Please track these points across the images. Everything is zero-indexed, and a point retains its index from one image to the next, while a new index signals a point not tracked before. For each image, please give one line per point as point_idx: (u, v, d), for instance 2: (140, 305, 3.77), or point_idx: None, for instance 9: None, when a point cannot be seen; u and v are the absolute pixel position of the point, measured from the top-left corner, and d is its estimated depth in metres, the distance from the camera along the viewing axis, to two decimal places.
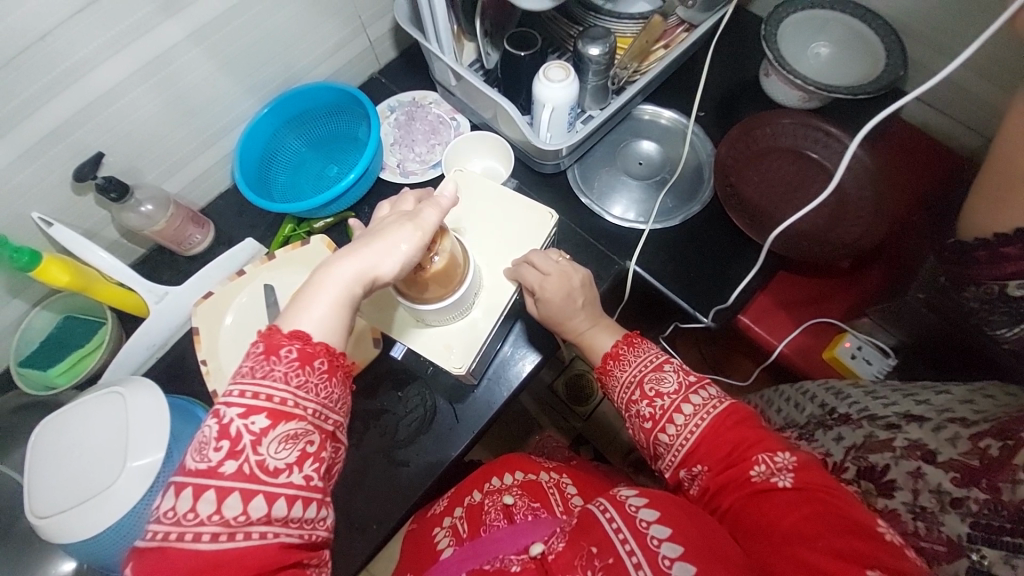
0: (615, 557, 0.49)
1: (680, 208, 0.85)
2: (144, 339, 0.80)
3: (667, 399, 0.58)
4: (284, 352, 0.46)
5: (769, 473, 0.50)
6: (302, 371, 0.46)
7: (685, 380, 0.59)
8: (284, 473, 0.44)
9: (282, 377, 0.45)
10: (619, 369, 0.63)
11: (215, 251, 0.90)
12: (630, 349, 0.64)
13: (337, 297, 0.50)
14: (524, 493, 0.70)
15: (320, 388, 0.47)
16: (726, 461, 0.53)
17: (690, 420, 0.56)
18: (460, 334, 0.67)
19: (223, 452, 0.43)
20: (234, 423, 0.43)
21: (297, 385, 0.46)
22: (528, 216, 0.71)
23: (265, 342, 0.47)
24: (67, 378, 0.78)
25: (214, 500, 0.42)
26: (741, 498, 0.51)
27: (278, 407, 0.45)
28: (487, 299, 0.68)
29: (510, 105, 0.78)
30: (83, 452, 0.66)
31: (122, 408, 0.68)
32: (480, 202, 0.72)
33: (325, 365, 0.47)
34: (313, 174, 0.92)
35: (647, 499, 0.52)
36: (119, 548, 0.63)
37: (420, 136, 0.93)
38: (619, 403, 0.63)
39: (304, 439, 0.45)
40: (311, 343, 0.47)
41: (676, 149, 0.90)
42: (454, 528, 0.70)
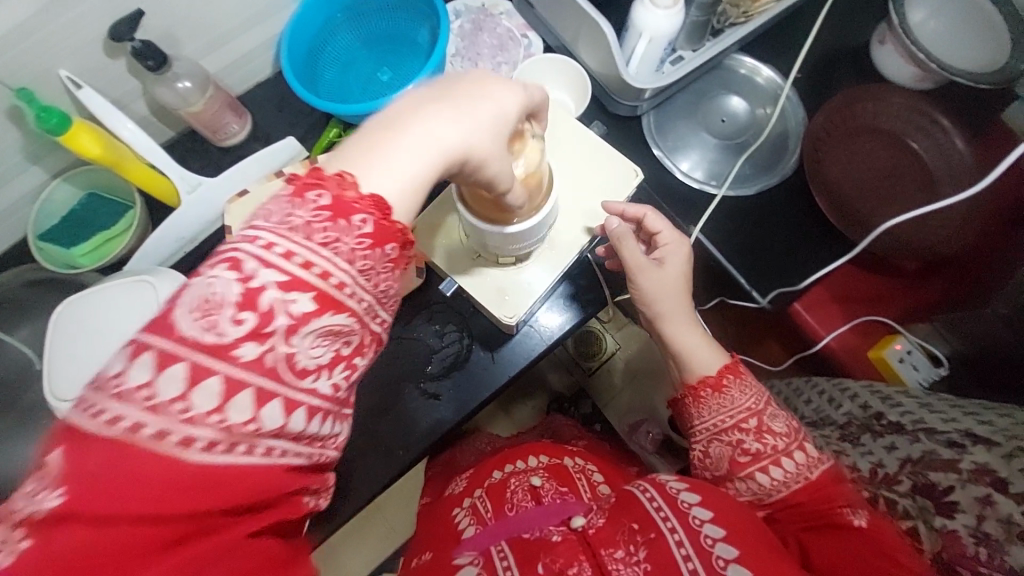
0: (657, 532, 0.53)
1: (756, 178, 0.79)
2: (173, 230, 0.74)
3: (776, 442, 0.57)
4: (309, 197, 0.31)
5: (850, 514, 0.53)
6: (370, 253, 0.32)
7: (793, 426, 0.58)
8: (313, 376, 0.31)
9: (330, 244, 0.31)
10: (727, 398, 0.59)
11: (250, 146, 0.83)
12: (737, 377, 0.60)
13: (417, 160, 0.34)
14: (551, 477, 0.68)
15: (382, 278, 0.34)
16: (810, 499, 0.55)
17: (796, 469, 0.56)
18: (517, 281, 0.64)
19: (245, 327, 0.29)
20: (267, 293, 0.29)
21: (360, 269, 0.32)
22: (609, 166, 0.65)
23: (334, 196, 0.32)
24: (92, 259, 0.73)
25: (218, 394, 0.28)
26: (813, 529, 0.54)
27: (331, 290, 0.31)
28: (552, 250, 0.64)
29: (606, 23, 0.67)
30: (111, 339, 0.63)
31: (150, 297, 0.64)
32: (559, 140, 0.66)
33: (395, 253, 0.34)
34: (363, 76, 0.83)
35: (687, 485, 0.58)
36: None
37: (487, 51, 0.84)
38: (704, 427, 0.60)
39: (344, 333, 0.33)
40: (391, 218, 0.33)
41: (767, 111, 0.81)
42: (476, 509, 0.66)
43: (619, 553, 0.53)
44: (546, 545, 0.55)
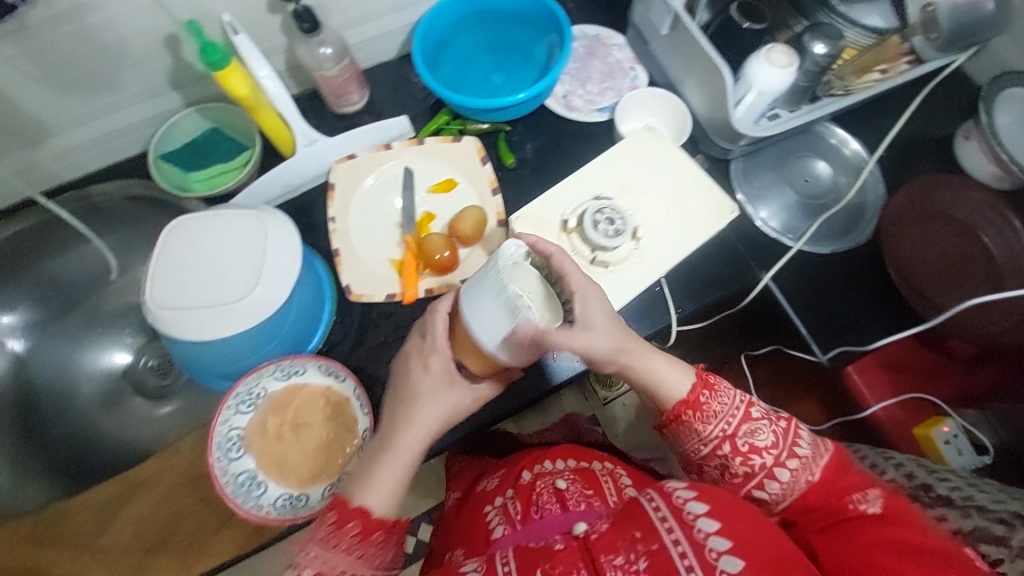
0: (659, 544, 0.50)
1: (830, 239, 0.83)
2: (284, 177, 0.79)
3: (769, 454, 0.54)
4: (349, 527, 0.52)
5: (861, 502, 0.51)
6: (363, 542, 0.52)
7: (777, 430, 0.55)
8: (356, 566, 0.51)
9: (343, 538, 0.51)
10: (712, 410, 0.56)
11: (361, 116, 0.88)
12: (708, 391, 0.57)
13: (395, 469, 0.54)
14: (578, 479, 0.66)
15: (376, 554, 0.53)
16: (817, 498, 0.52)
17: (795, 477, 0.53)
18: (608, 283, 0.63)
19: (334, 575, 0.50)
20: (319, 570, 0.50)
21: (369, 559, 0.52)
22: (710, 197, 0.66)
23: (337, 511, 0.52)
24: (205, 187, 0.78)
25: None
26: (827, 525, 0.51)
27: (350, 564, 0.51)
28: (644, 258, 0.64)
29: (725, 62, 0.71)
30: (206, 259, 0.66)
31: (259, 233, 0.67)
32: (664, 160, 0.68)
33: (381, 536, 0.53)
34: (478, 76, 0.89)
35: (695, 492, 0.53)
36: (222, 354, 0.67)
37: (596, 75, 0.90)
38: (691, 450, 0.58)
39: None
40: (371, 517, 0.52)
41: (842, 184, 0.86)
42: (506, 509, 0.64)
43: (618, 559, 0.51)
44: (547, 552, 0.54)
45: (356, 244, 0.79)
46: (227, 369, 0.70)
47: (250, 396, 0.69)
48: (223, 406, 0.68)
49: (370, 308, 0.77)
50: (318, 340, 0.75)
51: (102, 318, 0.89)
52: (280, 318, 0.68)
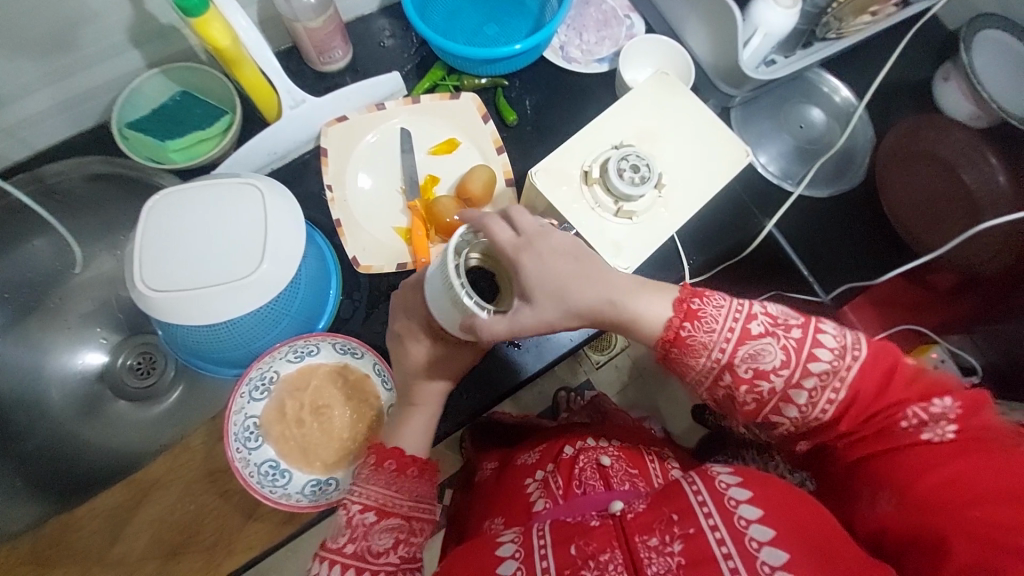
0: (697, 528, 0.45)
1: (827, 183, 0.85)
2: (270, 143, 0.72)
3: (780, 376, 0.46)
4: (386, 465, 0.53)
5: (919, 426, 0.43)
6: (401, 478, 0.53)
7: (789, 347, 0.45)
8: (393, 516, 0.51)
9: (384, 474, 0.53)
10: (704, 332, 0.46)
11: (347, 75, 0.81)
12: (704, 308, 0.47)
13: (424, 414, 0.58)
14: (621, 457, 0.66)
15: (413, 487, 0.53)
16: (858, 420, 0.45)
17: (814, 398, 0.45)
18: (634, 234, 0.63)
19: (372, 515, 0.51)
20: (358, 516, 0.51)
21: (408, 497, 0.52)
22: (725, 142, 0.66)
23: (375, 454, 0.54)
24: (182, 156, 0.71)
25: (380, 531, 0.51)
26: (875, 449, 0.44)
27: (385, 506, 0.51)
28: (668, 208, 0.64)
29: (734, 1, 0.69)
30: (199, 236, 0.60)
31: (257, 206, 0.61)
32: (681, 108, 0.67)
33: (417, 471, 0.54)
34: (469, 27, 0.83)
35: (740, 478, 0.47)
36: (227, 338, 0.63)
37: (592, 24, 0.86)
38: (690, 382, 0.49)
39: (404, 532, 0.51)
40: (406, 455, 0.54)
41: (835, 131, 0.88)
42: (547, 483, 0.64)
43: (653, 541, 0.46)
44: (581, 527, 0.49)
45: (358, 212, 0.74)
46: (229, 355, 0.65)
47: (263, 381, 0.65)
48: (235, 393, 0.63)
49: (379, 280, 0.73)
50: (328, 320, 0.69)
51: (74, 311, 0.82)
52: (288, 296, 0.63)
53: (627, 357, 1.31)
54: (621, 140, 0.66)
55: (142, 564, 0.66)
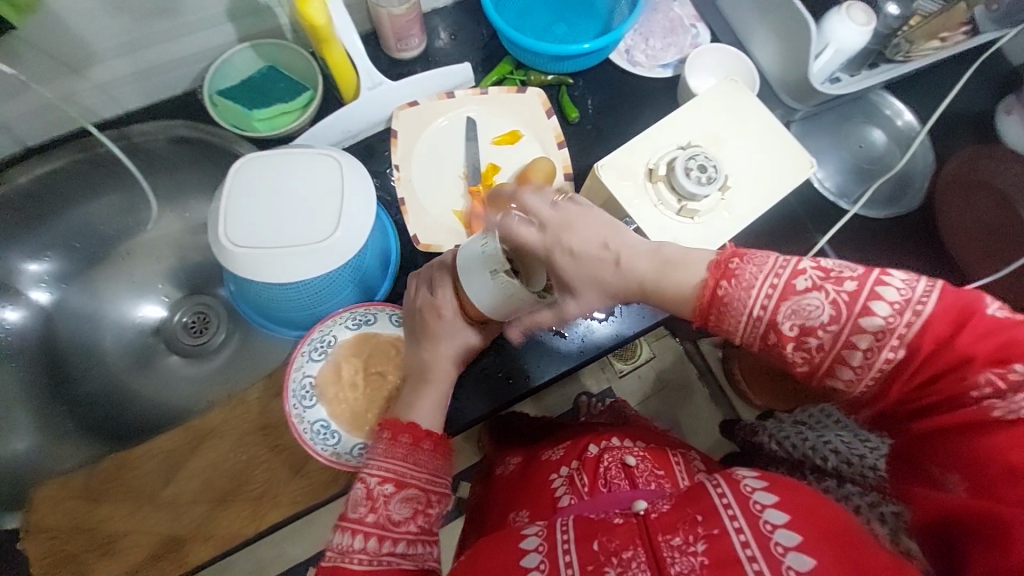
0: (721, 529, 0.42)
1: (883, 204, 0.85)
2: (345, 121, 0.75)
3: (829, 333, 0.44)
4: (404, 438, 0.54)
5: (993, 399, 0.38)
6: (415, 451, 0.54)
7: (842, 302, 0.43)
8: (410, 485, 0.52)
9: (403, 444, 0.54)
10: (746, 287, 0.46)
11: (418, 63, 0.85)
12: (743, 267, 0.46)
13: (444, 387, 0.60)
14: (647, 458, 0.61)
15: (427, 461, 0.54)
16: (917, 384, 0.42)
17: (871, 358, 0.43)
18: (693, 232, 0.65)
19: (389, 484, 0.52)
20: (377, 486, 0.52)
21: (424, 469, 0.54)
22: (787, 153, 0.68)
23: (390, 428, 0.55)
24: (264, 127, 0.76)
25: (400, 501, 0.51)
26: (944, 426, 0.41)
27: (402, 477, 0.52)
28: (727, 210, 0.66)
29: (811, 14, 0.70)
30: (279, 199, 0.63)
31: (334, 175, 0.65)
32: (746, 116, 0.69)
33: (431, 445, 0.55)
34: (539, 26, 0.86)
35: (766, 483, 0.45)
36: (292, 297, 0.66)
37: (658, 30, 0.88)
38: (742, 341, 0.48)
39: (421, 503, 0.52)
40: (421, 428, 0.56)
41: (894, 153, 0.88)
42: (572, 479, 0.59)
43: (676, 540, 0.43)
44: (605, 525, 0.47)
45: (421, 192, 0.77)
46: (291, 313, 0.69)
47: (322, 344, 0.68)
48: (297, 352, 0.67)
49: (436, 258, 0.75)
50: (387, 292, 0.73)
51: (139, 266, 0.86)
52: (355, 265, 0.67)
53: (650, 368, 1.31)
54: (687, 141, 0.68)
55: (189, 508, 0.70)
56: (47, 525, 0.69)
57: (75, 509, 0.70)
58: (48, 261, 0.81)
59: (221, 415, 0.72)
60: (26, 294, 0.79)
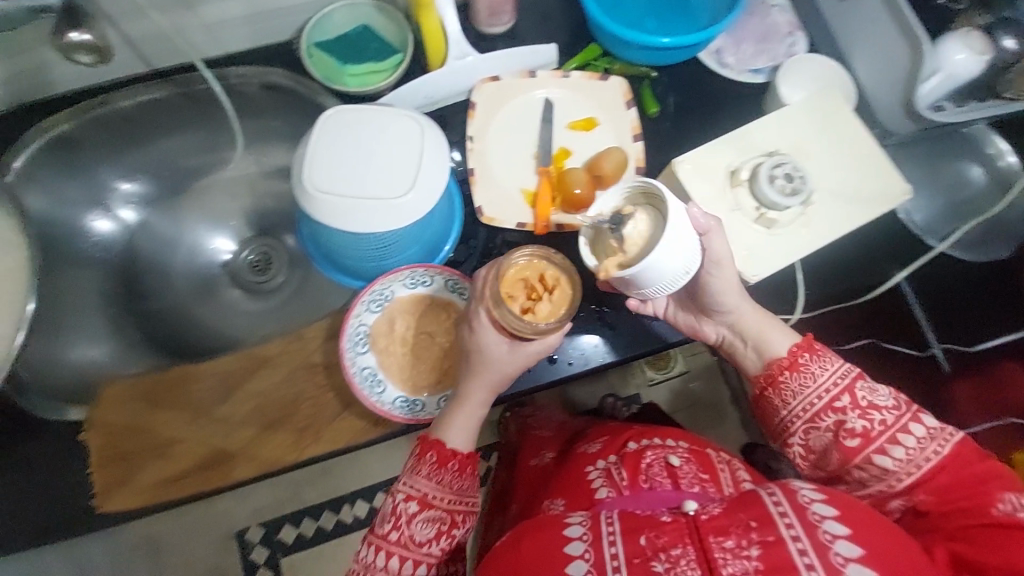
0: (776, 537, 0.44)
1: (974, 246, 0.79)
2: (430, 87, 0.77)
3: (891, 416, 0.53)
4: (429, 456, 0.58)
5: (1010, 507, 0.48)
6: (441, 470, 0.58)
7: (902, 399, 0.54)
8: (432, 509, 0.56)
9: (428, 463, 0.58)
10: (818, 369, 0.56)
11: (506, 38, 0.85)
12: (828, 351, 0.57)
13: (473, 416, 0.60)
14: (691, 459, 0.58)
15: (453, 481, 0.58)
16: (947, 486, 0.51)
17: (919, 447, 0.52)
18: (768, 244, 0.63)
19: (412, 504, 0.56)
20: (402, 504, 0.57)
21: (448, 488, 0.58)
22: (884, 174, 0.65)
23: (421, 445, 0.59)
24: (354, 82, 0.78)
25: (424, 521, 0.56)
26: (965, 523, 0.49)
27: (426, 498, 0.57)
28: (808, 224, 0.63)
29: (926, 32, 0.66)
30: (361, 153, 0.65)
31: (416, 136, 0.66)
32: (843, 131, 0.66)
33: (457, 465, 0.58)
34: (631, 16, 0.84)
35: (824, 495, 0.47)
36: (361, 249, 0.68)
37: (753, 34, 0.85)
38: (801, 407, 0.56)
39: (445, 524, 0.57)
40: (449, 448, 0.59)
41: (989, 196, 0.81)
42: (610, 472, 0.57)
43: (728, 543, 0.44)
44: (651, 521, 0.47)
45: (492, 166, 0.77)
46: (353, 265, 0.71)
47: (380, 297, 0.71)
48: (357, 301, 0.70)
49: (496, 233, 0.76)
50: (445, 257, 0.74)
51: (221, 202, 0.91)
52: (423, 226, 0.68)
53: (682, 382, 1.28)
54: (774, 148, 0.66)
55: (240, 428, 0.72)
56: (105, 420, 0.72)
57: (136, 410, 0.73)
58: (138, 183, 0.86)
59: (278, 349, 0.76)
60: (116, 211, 0.85)
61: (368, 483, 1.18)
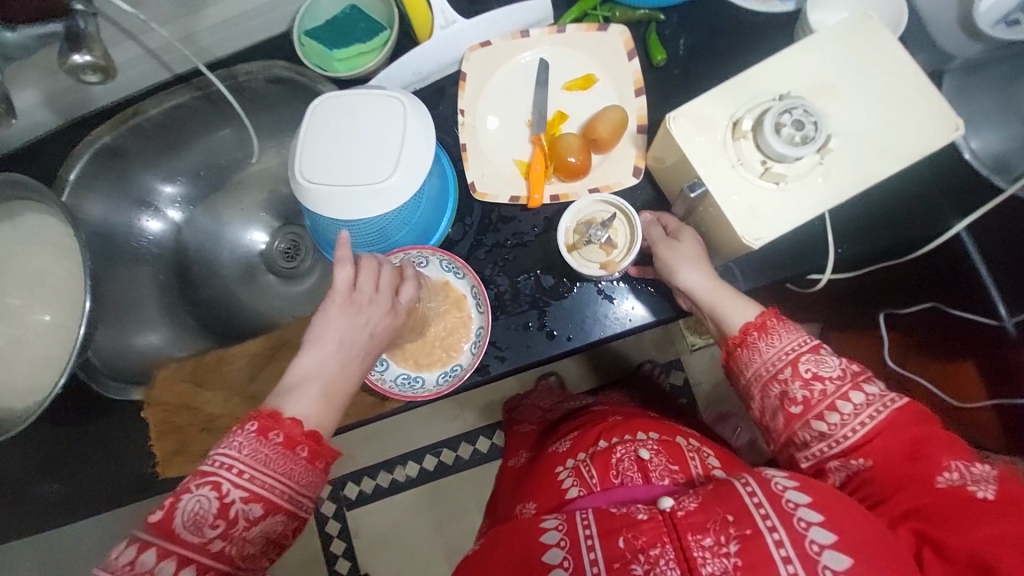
0: (754, 530, 0.43)
1: None
2: (418, 62, 0.75)
3: (833, 385, 0.51)
4: (273, 436, 0.48)
5: (962, 480, 0.45)
6: (284, 456, 0.48)
7: (849, 368, 0.51)
8: (265, 511, 0.47)
9: (272, 442, 0.48)
10: (765, 344, 0.54)
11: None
12: (782, 324, 0.54)
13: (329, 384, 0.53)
14: (660, 450, 0.58)
15: (298, 473, 0.49)
16: (892, 457, 0.48)
17: (859, 411, 0.50)
18: (776, 203, 0.56)
19: (240, 493, 0.46)
20: (235, 505, 0.46)
21: (284, 476, 0.48)
22: (927, 110, 0.55)
23: (260, 422, 0.49)
24: (344, 67, 0.78)
25: (254, 516, 0.47)
26: (913, 496, 0.46)
27: (269, 494, 0.47)
28: (826, 177, 0.55)
29: None
30: (346, 140, 0.66)
31: (397, 118, 0.66)
32: (877, 62, 0.56)
33: (306, 452, 0.49)
34: None
35: (797, 482, 0.46)
36: (356, 235, 0.70)
37: None
38: (749, 380, 0.55)
39: (281, 534, 0.49)
40: (299, 430, 0.49)
41: None
42: (580, 471, 0.59)
43: (707, 541, 0.44)
44: (628, 520, 0.47)
45: (485, 139, 0.75)
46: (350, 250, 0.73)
47: None
48: None
49: (491, 210, 0.75)
50: (440, 238, 0.74)
51: (250, 195, 0.98)
52: (411, 207, 0.69)
53: None
54: (788, 91, 0.57)
55: None
56: (161, 398, 0.81)
57: (184, 390, 0.82)
58: (178, 185, 0.95)
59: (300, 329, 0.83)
60: (165, 212, 0.95)
61: (416, 445, 1.25)
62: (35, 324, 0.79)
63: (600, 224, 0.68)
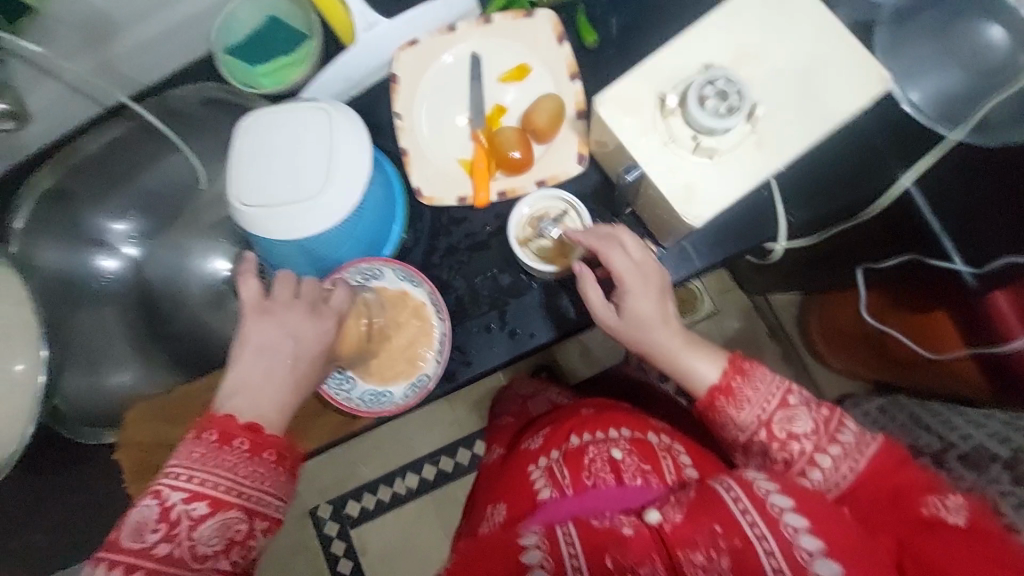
0: (743, 539, 0.46)
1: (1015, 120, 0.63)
2: (345, 69, 0.72)
3: (808, 441, 0.51)
4: (207, 434, 0.50)
5: (940, 510, 0.47)
6: (221, 452, 0.50)
7: (819, 417, 0.52)
8: (210, 509, 0.48)
9: (207, 442, 0.50)
10: (736, 407, 0.53)
11: None
12: (745, 378, 0.54)
13: (267, 388, 0.54)
14: (633, 449, 0.59)
15: (238, 466, 0.50)
16: (872, 494, 0.50)
17: (839, 461, 0.51)
18: (715, 179, 0.55)
19: (181, 494, 0.48)
20: (177, 506, 0.47)
21: (225, 471, 0.49)
22: (854, 65, 0.53)
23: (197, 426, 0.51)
24: (269, 82, 0.76)
25: (199, 515, 0.48)
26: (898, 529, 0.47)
27: (213, 492, 0.48)
28: (761, 147, 0.54)
29: None
30: (278, 161, 0.65)
31: (327, 131, 0.64)
32: (800, 21, 0.55)
33: (244, 445, 0.51)
34: None
35: (780, 486, 0.48)
36: (304, 255, 0.68)
37: None
38: (729, 439, 0.55)
39: (237, 532, 0.49)
40: (234, 424, 0.51)
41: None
42: (552, 471, 0.59)
43: (698, 556, 0.46)
44: (614, 536, 0.49)
45: (424, 142, 0.74)
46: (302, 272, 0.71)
47: None
48: None
49: (440, 213, 0.74)
50: (393, 247, 0.73)
51: (205, 221, 0.96)
52: (355, 220, 0.67)
53: (711, 322, 1.18)
54: (714, 61, 0.56)
55: None
56: (135, 437, 0.84)
57: (159, 426, 0.83)
58: (131, 220, 0.93)
59: None
60: (120, 249, 0.93)
61: (415, 449, 1.26)
62: (12, 375, 0.75)
63: (551, 219, 0.69)
